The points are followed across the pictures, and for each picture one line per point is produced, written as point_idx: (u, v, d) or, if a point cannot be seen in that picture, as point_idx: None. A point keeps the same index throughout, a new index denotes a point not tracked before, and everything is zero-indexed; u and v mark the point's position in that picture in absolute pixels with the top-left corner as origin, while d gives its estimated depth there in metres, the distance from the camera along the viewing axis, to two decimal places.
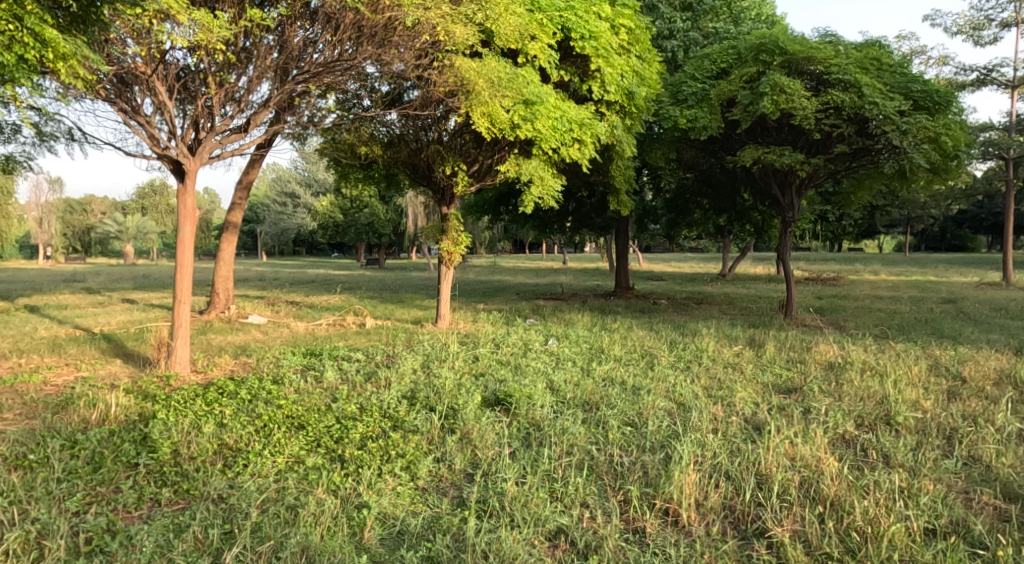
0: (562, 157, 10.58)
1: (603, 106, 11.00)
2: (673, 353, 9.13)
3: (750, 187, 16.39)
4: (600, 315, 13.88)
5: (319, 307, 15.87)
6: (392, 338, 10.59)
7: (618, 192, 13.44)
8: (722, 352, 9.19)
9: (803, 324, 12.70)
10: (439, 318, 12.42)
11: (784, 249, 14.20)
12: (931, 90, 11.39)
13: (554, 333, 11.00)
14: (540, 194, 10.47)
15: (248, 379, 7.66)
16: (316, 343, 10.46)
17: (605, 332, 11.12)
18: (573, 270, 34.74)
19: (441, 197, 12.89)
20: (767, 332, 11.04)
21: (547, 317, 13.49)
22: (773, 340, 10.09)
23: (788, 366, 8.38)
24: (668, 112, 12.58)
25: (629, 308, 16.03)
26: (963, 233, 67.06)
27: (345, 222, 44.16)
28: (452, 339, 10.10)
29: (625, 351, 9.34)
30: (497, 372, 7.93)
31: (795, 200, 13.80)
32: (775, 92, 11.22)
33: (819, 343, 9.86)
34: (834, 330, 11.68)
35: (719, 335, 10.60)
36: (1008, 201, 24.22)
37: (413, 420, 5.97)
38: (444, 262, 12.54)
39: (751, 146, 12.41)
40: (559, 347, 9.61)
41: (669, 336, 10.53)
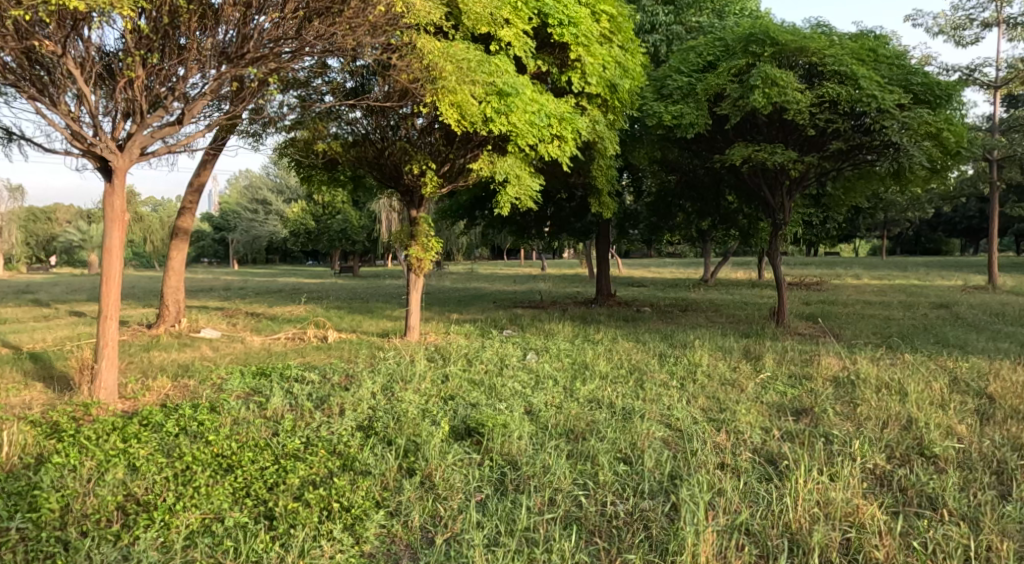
0: (540, 155, 9.72)
1: (584, 99, 10.16)
2: (664, 369, 8.28)
3: (736, 188, 15.65)
4: (582, 325, 13.03)
5: (281, 319, 14.81)
6: (354, 355, 9.62)
7: (600, 194, 12.62)
8: (718, 366, 8.37)
9: (798, 333, 11.95)
10: (408, 330, 11.47)
11: (774, 253, 13.46)
12: (933, 83, 10.67)
13: (533, 346, 10.11)
14: (517, 195, 9.56)
15: (183, 407, 6.65)
16: (270, 360, 9.45)
17: (588, 345, 10.25)
18: (551, 276, 33.87)
19: (410, 200, 11.95)
20: (762, 344, 10.25)
21: (525, 328, 12.61)
22: (771, 352, 9.29)
23: (792, 383, 7.57)
24: (652, 108, 11.76)
25: (611, 316, 15.21)
26: (938, 236, 67.40)
27: (317, 229, 42.94)
28: (420, 356, 9.18)
29: (612, 367, 8.47)
30: (469, 394, 7.02)
31: (786, 201, 13.10)
32: (766, 84, 10.47)
33: (820, 355, 9.08)
34: (831, 340, 10.94)
35: (711, 347, 9.79)
36: (992, 204, 23.81)
37: (366, 458, 5.05)
38: (413, 271, 11.60)
39: (740, 144, 11.64)
40: (539, 363, 8.73)
41: (658, 349, 9.69)
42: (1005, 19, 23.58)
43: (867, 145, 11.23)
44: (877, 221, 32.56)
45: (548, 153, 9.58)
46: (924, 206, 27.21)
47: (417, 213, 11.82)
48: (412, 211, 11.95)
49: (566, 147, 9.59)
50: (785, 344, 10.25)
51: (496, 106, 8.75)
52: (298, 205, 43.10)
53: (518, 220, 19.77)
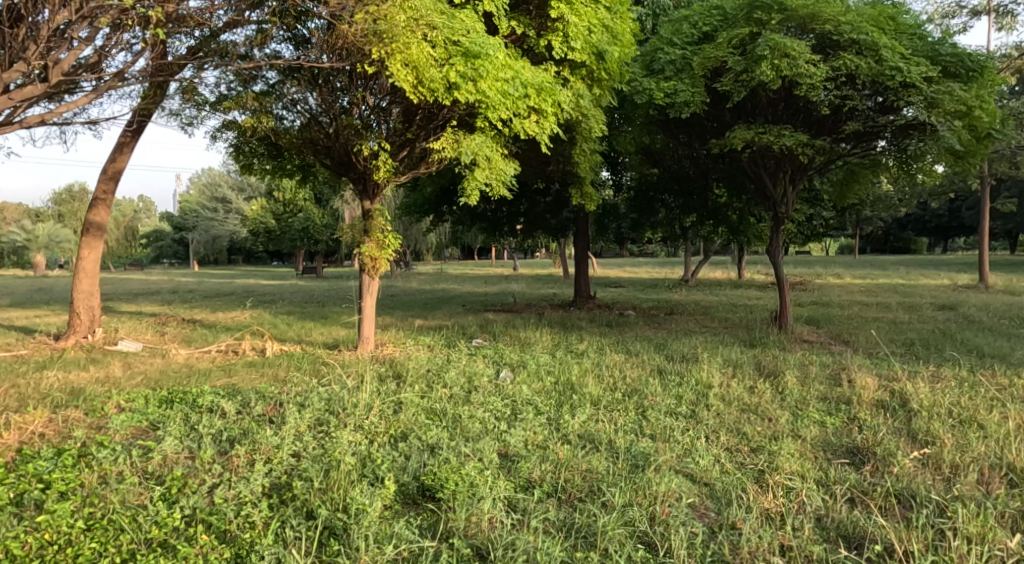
0: (514, 133, 8.15)
1: (566, 68, 8.62)
2: (669, 391, 6.78)
3: (727, 180, 14.26)
4: (563, 333, 11.51)
5: (220, 326, 13.02)
6: (293, 374, 7.95)
7: (582, 183, 11.11)
8: (734, 387, 6.89)
9: (805, 341, 10.60)
10: (362, 342, 9.86)
11: (775, 250, 12.04)
12: (964, 55, 9.27)
13: (509, 361, 8.57)
14: (488, 180, 7.93)
15: (41, 455, 4.94)
16: (187, 382, 7.72)
17: (573, 359, 8.74)
18: (523, 277, 32.22)
19: (362, 191, 10.25)
20: (774, 356, 8.83)
21: (498, 337, 11.06)
22: (788, 367, 7.87)
23: (829, 410, 6.14)
24: (641, 85, 10.28)
25: (593, 321, 13.72)
26: (908, 235, 67.41)
27: (278, 228, 40.87)
28: (372, 377, 7.55)
29: (605, 389, 6.95)
30: (428, 431, 5.45)
31: (789, 192, 11.77)
32: (775, 55, 9.04)
33: (847, 373, 7.67)
34: (849, 350, 9.58)
35: (717, 360, 8.35)
36: (982, 200, 22.88)
37: (268, 551, 3.59)
38: (367, 272, 9.95)
39: (742, 126, 10.18)
40: (517, 384, 7.18)
41: (655, 364, 8.22)
42: (995, 8, 22.59)
43: (887, 128, 9.89)
44: (858, 219, 31.60)
45: (525, 130, 8.03)
46: (910, 203, 26.24)
47: (373, 205, 10.15)
48: (367, 202, 10.29)
49: (546, 124, 8.05)
50: (801, 357, 8.84)
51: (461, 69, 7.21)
52: (257, 204, 40.96)
53: (489, 215, 18.19)
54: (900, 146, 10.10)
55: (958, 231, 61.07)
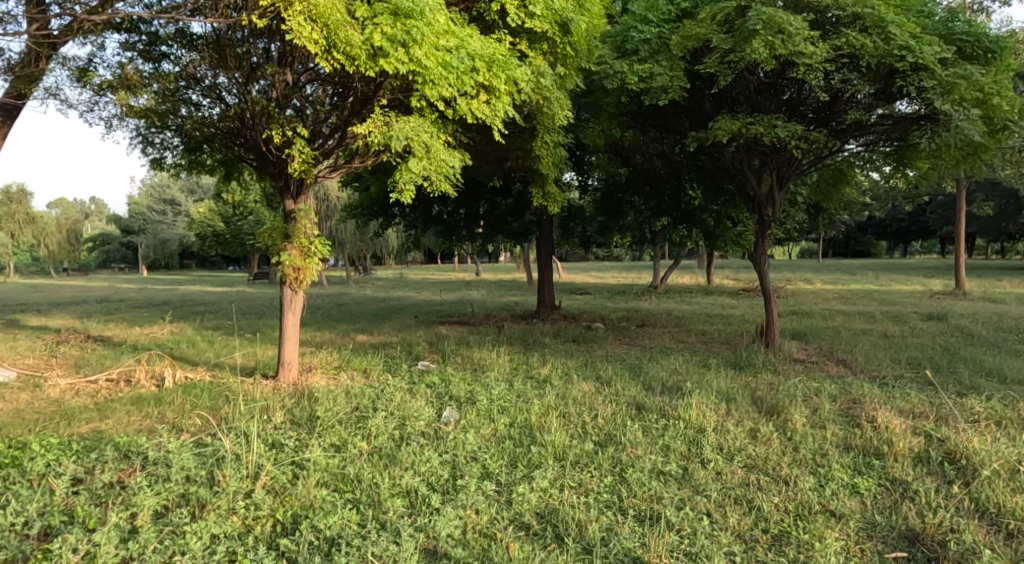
0: (460, 116, 6.66)
1: (523, 42, 7.23)
2: (652, 441, 5.37)
3: (702, 177, 13.05)
4: (524, 353, 10.09)
5: (129, 344, 11.27)
6: (183, 414, 6.36)
7: (544, 181, 9.69)
8: (733, 434, 5.50)
9: (798, 362, 9.35)
10: (283, 369, 8.26)
11: (761, 258, 10.69)
12: (980, 34, 8.10)
13: (456, 394, 7.10)
14: (427, 173, 6.40)
15: None
16: (42, 426, 6.06)
17: (534, 391, 7.32)
18: (485, 283, 30.74)
19: (281, 188, 8.45)
20: (769, 385, 7.53)
21: (449, 359, 9.58)
22: (790, 401, 6.54)
23: (857, 467, 4.83)
24: (612, 68, 8.90)
25: (558, 336, 12.34)
26: (869, 239, 67.68)
27: (227, 232, 38.73)
28: (280, 422, 6.01)
29: (571, 437, 5.52)
30: (329, 517, 4.03)
31: (776, 193, 10.49)
32: (769, 31, 7.76)
33: (861, 409, 6.38)
34: (851, 374, 8.34)
35: (705, 390, 6.98)
36: (959, 205, 22.16)
37: None
38: (289, 285, 8.31)
39: (727, 116, 8.87)
40: (461, 432, 5.72)
41: (633, 399, 6.82)
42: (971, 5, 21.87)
43: (891, 119, 8.70)
44: (827, 222, 30.84)
45: (472, 112, 6.59)
46: (882, 206, 25.44)
47: (295, 206, 8.42)
48: (289, 201, 8.53)
49: (498, 105, 6.61)
50: (800, 385, 7.55)
51: (389, 32, 5.77)
52: (204, 206, 38.84)
53: (445, 219, 16.68)
54: (904, 139, 8.92)
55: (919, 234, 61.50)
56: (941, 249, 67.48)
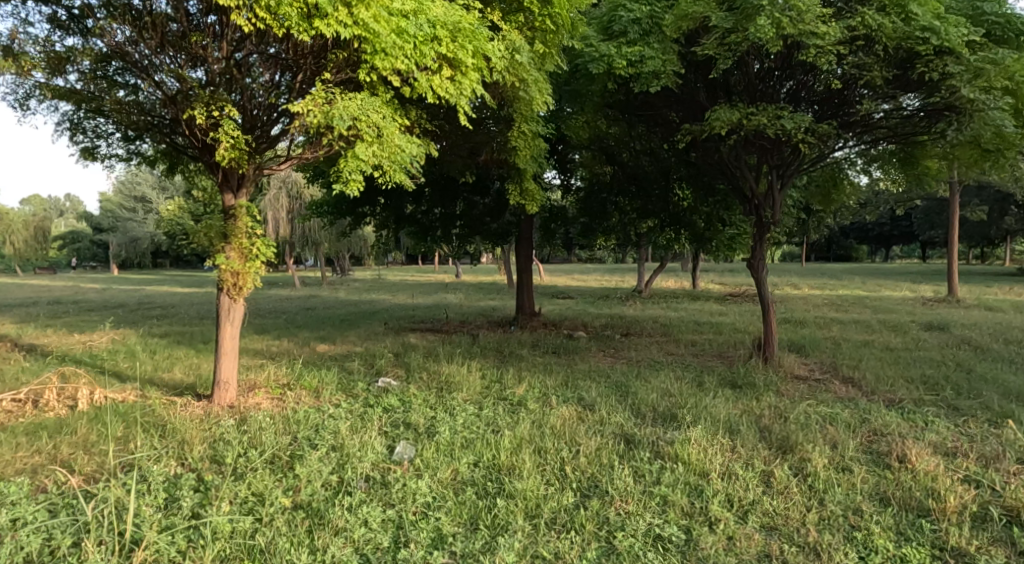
0: (419, 95, 5.64)
1: (495, 13, 6.33)
2: (645, 492, 4.42)
3: (692, 176, 12.14)
4: (498, 368, 9.11)
5: (59, 354, 10.11)
6: (83, 450, 5.30)
7: (522, 177, 8.71)
8: (743, 482, 4.56)
9: (800, 381, 8.46)
10: (219, 390, 7.14)
11: (759, 264, 9.76)
12: (1011, 15, 7.23)
13: (415, 422, 6.11)
14: (378, 161, 5.36)
15: None
16: None
17: (506, 419, 6.34)
18: (464, 286, 29.71)
19: (219, 181, 7.34)
20: (775, 411, 6.60)
21: (413, 375, 8.57)
22: (803, 434, 5.63)
23: (896, 532, 3.95)
24: (598, 50, 7.91)
25: (537, 346, 11.39)
26: (851, 243, 67.54)
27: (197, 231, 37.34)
28: (197, 462, 4.98)
29: (545, 485, 4.57)
30: None
31: (776, 193, 9.58)
32: (776, 7, 6.83)
33: (887, 443, 5.48)
34: (862, 396, 7.45)
35: (704, 420, 6.04)
36: (952, 209, 21.53)
37: None
38: (227, 292, 7.20)
39: (725, 106, 7.93)
40: (414, 476, 4.74)
41: (621, 430, 5.86)
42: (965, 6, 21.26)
43: (908, 110, 7.81)
44: (814, 225, 30.22)
45: (433, 90, 5.58)
46: (872, 210, 24.78)
47: (236, 201, 7.32)
48: (229, 195, 7.43)
49: (465, 82, 5.60)
50: (811, 411, 6.64)
51: None
52: (173, 203, 37.40)
53: (418, 219, 15.64)
54: (921, 134, 8.04)
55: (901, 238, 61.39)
56: (922, 254, 67.57)
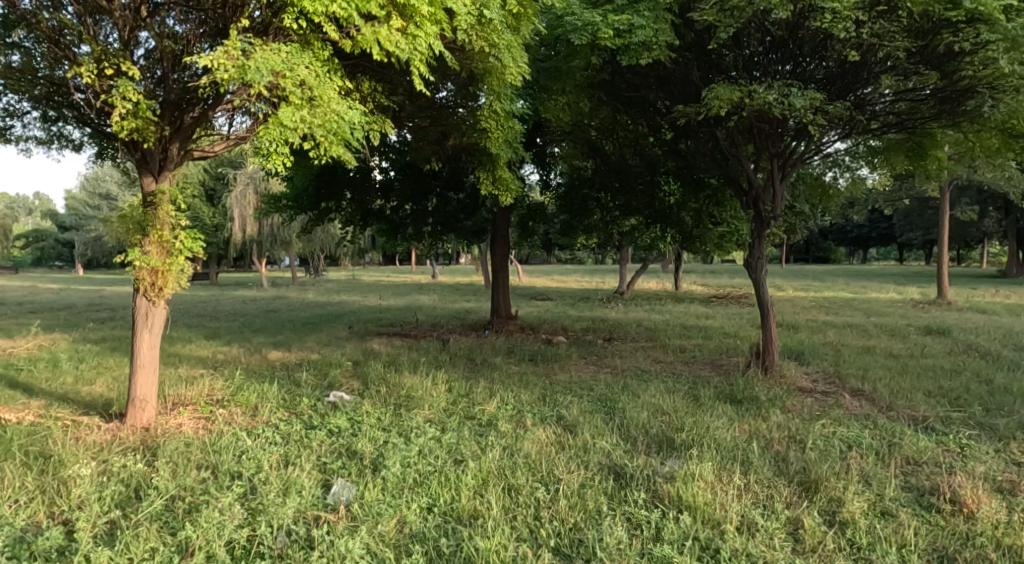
0: (365, 49, 4.63)
1: None
2: (642, 553, 3.52)
3: (681, 169, 11.24)
4: (467, 379, 8.11)
5: None
6: None
7: (496, 165, 7.74)
8: (764, 537, 3.64)
9: (805, 395, 7.56)
10: (135, 411, 6.01)
11: (758, 264, 8.84)
12: None
13: (362, 450, 5.10)
14: (312, 128, 4.33)
15: None
16: None
17: (473, 445, 5.36)
18: (439, 287, 28.68)
19: (137, 161, 6.07)
20: (786, 433, 5.68)
21: (370, 389, 7.53)
22: (827, 464, 4.71)
23: None
24: (581, 18, 6.96)
25: (512, 353, 10.41)
26: (830, 245, 67.42)
27: None
28: (74, 510, 3.93)
29: (515, 543, 3.61)
30: None
31: (777, 184, 8.68)
32: None
33: (928, 476, 4.59)
34: (878, 413, 6.56)
35: (707, 448, 5.09)
36: (942, 208, 20.92)
37: None
38: (144, 293, 6.05)
39: (724, 83, 7.01)
40: (350, 530, 3.75)
41: (608, 462, 4.89)
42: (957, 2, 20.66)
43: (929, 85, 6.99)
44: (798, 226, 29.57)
45: (381, 44, 4.57)
46: (859, 211, 24.08)
47: (156, 185, 6.08)
48: (148, 178, 6.15)
49: (419, 35, 4.62)
50: (828, 433, 5.72)
51: None
52: None
53: (387, 215, 14.58)
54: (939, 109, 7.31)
55: (880, 240, 61.29)
56: (900, 256, 67.67)
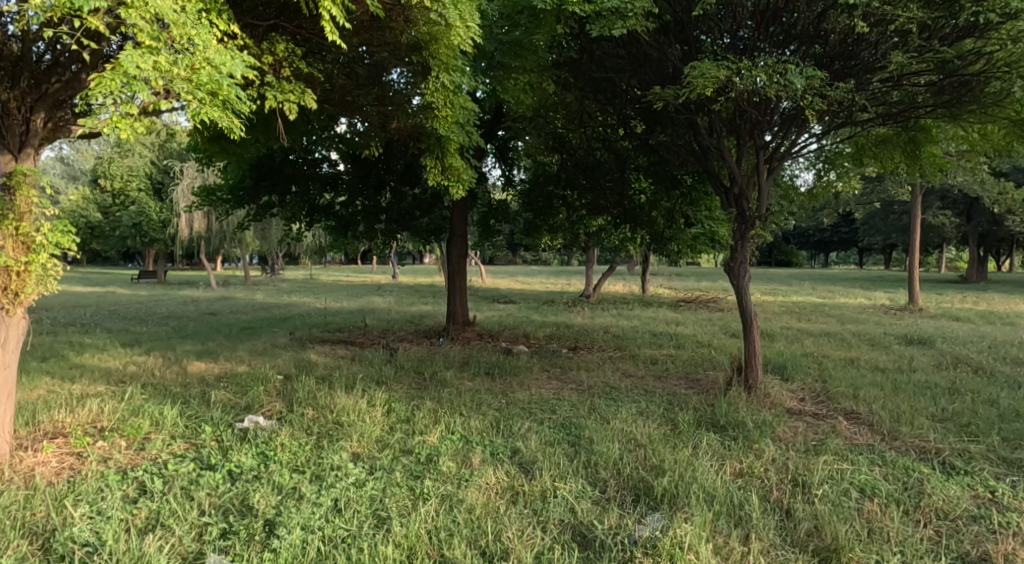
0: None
1: None
2: None
3: (655, 164, 10.29)
4: (410, 399, 7.02)
5: None
6: None
7: (447, 153, 6.69)
8: None
9: (795, 419, 6.65)
10: None
11: (741, 271, 7.85)
12: None
13: (259, 505, 4.00)
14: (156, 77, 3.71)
15: None
16: None
17: (406, 495, 4.30)
18: (397, 287, 27.47)
19: None
20: (784, 473, 4.74)
21: (293, 413, 6.39)
22: (846, 526, 3.78)
23: None
24: None
25: (466, 365, 9.34)
26: (793, 249, 67.73)
27: (105, 224, 34.08)
28: None
29: None
30: None
31: (764, 180, 7.74)
32: None
33: (971, 546, 3.68)
34: (883, 445, 5.68)
35: (693, 502, 4.10)
36: (914, 213, 20.45)
37: None
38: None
39: (709, 60, 6.08)
40: None
41: (574, 524, 3.88)
42: None
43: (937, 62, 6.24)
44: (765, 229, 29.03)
45: None
46: (829, 214, 23.52)
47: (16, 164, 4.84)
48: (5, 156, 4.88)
49: None
50: (833, 473, 4.79)
51: None
52: (77, 193, 34.06)
53: (335, 211, 13.39)
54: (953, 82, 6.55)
55: (842, 243, 61.64)
56: (860, 260, 68.34)
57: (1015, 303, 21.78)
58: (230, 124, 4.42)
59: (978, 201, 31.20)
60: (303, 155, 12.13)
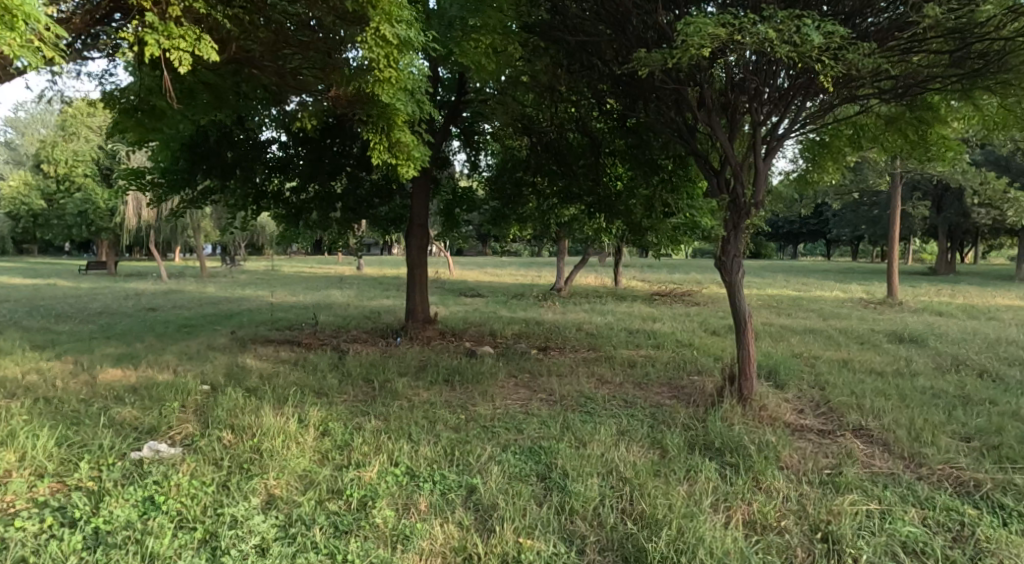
0: None
1: None
2: None
3: (634, 146, 9.33)
4: (352, 416, 5.94)
5: None
6: None
7: (397, 128, 5.65)
8: None
9: (799, 439, 5.72)
10: None
11: (734, 266, 6.87)
12: None
13: None
14: None
15: None
16: None
17: None
18: (359, 279, 26.12)
19: None
20: (802, 523, 3.82)
21: (206, 437, 5.28)
22: None
23: None
24: None
25: (422, 370, 8.25)
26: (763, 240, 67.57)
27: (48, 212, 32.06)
28: None
29: None
30: None
31: (760, 163, 6.78)
32: None
33: None
34: (908, 474, 4.80)
35: None
36: (892, 203, 19.80)
37: None
38: None
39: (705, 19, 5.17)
40: None
41: None
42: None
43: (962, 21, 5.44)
44: None
45: None
46: (806, 204, 22.79)
47: None
48: None
49: None
50: (860, 520, 3.90)
51: None
52: (18, 179, 31.97)
53: (283, 198, 12.17)
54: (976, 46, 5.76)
55: (812, 234, 61.55)
56: (828, 252, 68.53)
57: (993, 296, 21.33)
58: (11, 50, 4.00)
59: (950, 192, 30.84)
60: (245, 135, 10.93)
